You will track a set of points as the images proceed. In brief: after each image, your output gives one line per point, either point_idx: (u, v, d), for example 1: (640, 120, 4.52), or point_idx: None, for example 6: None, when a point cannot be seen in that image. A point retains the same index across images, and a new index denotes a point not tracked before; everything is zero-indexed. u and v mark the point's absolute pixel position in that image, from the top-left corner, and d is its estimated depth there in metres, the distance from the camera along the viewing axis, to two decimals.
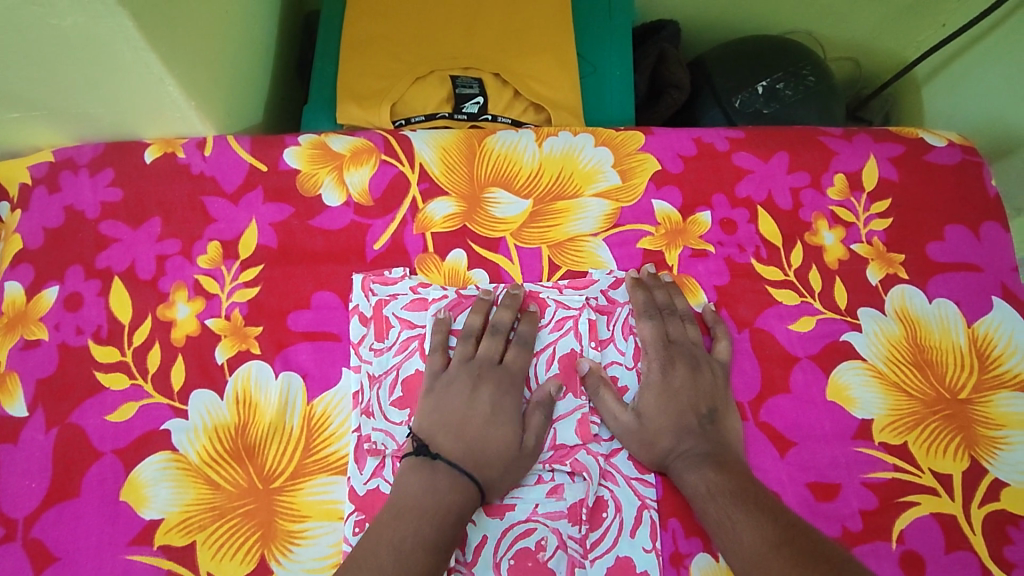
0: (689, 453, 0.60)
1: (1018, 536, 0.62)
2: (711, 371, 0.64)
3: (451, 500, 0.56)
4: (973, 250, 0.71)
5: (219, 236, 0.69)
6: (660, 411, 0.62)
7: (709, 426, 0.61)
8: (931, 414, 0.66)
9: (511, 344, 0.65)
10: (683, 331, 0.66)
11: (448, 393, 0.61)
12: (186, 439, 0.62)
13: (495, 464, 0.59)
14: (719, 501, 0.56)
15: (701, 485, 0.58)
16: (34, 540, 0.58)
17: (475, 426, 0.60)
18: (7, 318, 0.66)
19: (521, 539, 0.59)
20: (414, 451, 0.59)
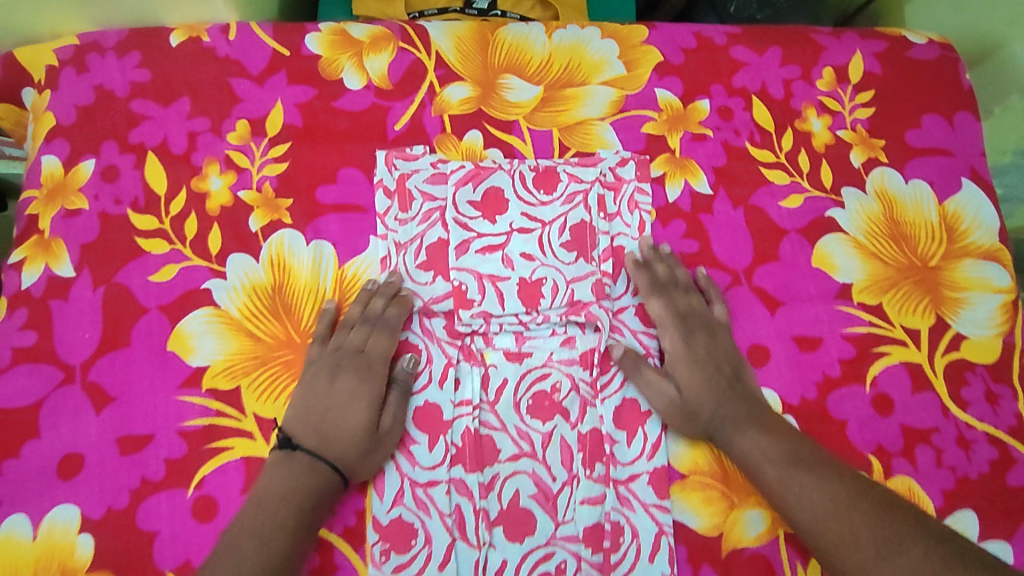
0: (735, 420, 0.64)
1: (973, 379, 0.70)
2: (724, 333, 0.69)
3: (308, 485, 0.59)
4: (948, 136, 0.77)
5: (246, 115, 0.72)
6: (695, 391, 0.65)
7: (741, 389, 0.66)
8: (903, 279, 0.73)
9: (374, 330, 0.66)
10: (694, 299, 0.69)
11: (310, 387, 0.64)
12: (226, 296, 0.67)
13: (350, 447, 0.61)
14: (774, 453, 0.62)
15: (757, 446, 0.62)
16: (92, 383, 0.64)
17: (340, 415, 0.63)
18: (47, 189, 0.69)
19: (539, 383, 0.67)
20: (278, 446, 0.61)
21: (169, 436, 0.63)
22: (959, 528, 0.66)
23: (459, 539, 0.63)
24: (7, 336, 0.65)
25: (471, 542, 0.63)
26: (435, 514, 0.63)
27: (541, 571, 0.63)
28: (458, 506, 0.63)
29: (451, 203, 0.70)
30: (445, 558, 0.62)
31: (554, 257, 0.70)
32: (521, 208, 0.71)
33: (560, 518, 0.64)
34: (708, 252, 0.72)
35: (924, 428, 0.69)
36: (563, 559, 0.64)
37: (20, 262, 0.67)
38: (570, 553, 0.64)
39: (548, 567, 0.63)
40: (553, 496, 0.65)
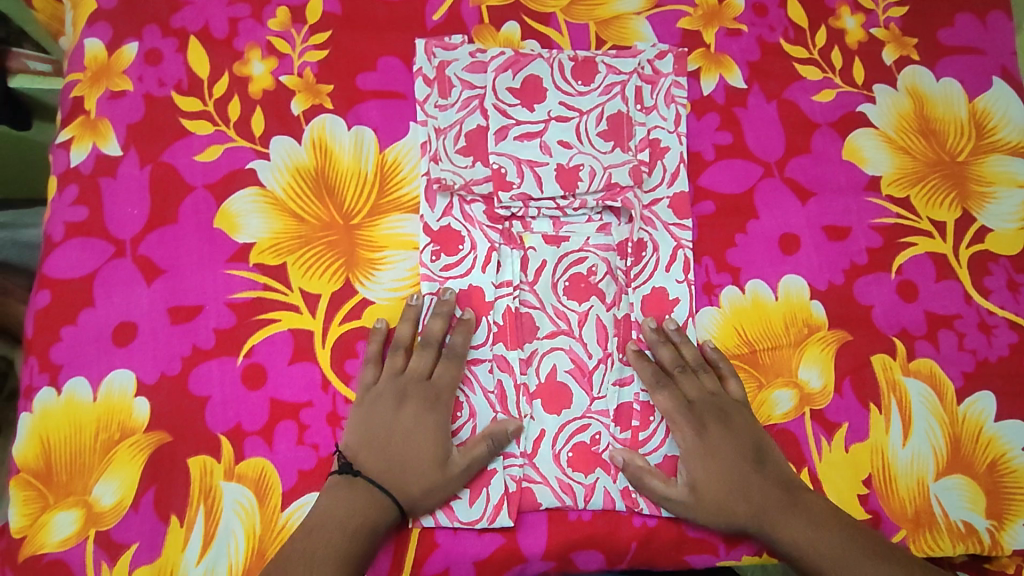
0: (773, 511, 0.61)
1: (996, 269, 0.72)
2: (739, 411, 0.65)
3: (368, 514, 0.58)
4: (979, 35, 0.78)
5: (287, 3, 0.73)
6: (717, 487, 0.62)
7: (769, 477, 0.62)
8: (932, 174, 0.74)
9: (441, 359, 0.64)
10: (703, 384, 0.65)
11: (374, 415, 0.62)
12: (272, 177, 0.68)
13: (416, 481, 0.60)
14: (823, 548, 0.59)
15: (802, 539, 0.60)
16: (142, 256, 0.66)
17: (401, 452, 0.61)
18: (91, 71, 0.70)
19: (575, 266, 0.69)
20: (338, 470, 0.60)
21: (218, 307, 0.65)
22: (978, 407, 0.68)
23: (500, 412, 0.64)
24: (59, 212, 0.67)
25: (512, 414, 0.64)
26: (476, 388, 0.65)
27: (577, 441, 0.65)
28: (499, 380, 0.65)
29: (490, 90, 0.70)
30: (489, 427, 0.64)
31: (591, 145, 0.70)
32: (559, 98, 0.71)
33: (595, 394, 0.66)
34: (742, 143, 0.73)
35: (948, 314, 0.71)
36: (599, 431, 0.65)
37: (67, 141, 0.68)
38: (605, 426, 0.65)
39: (583, 437, 0.65)
40: (588, 371, 0.66)
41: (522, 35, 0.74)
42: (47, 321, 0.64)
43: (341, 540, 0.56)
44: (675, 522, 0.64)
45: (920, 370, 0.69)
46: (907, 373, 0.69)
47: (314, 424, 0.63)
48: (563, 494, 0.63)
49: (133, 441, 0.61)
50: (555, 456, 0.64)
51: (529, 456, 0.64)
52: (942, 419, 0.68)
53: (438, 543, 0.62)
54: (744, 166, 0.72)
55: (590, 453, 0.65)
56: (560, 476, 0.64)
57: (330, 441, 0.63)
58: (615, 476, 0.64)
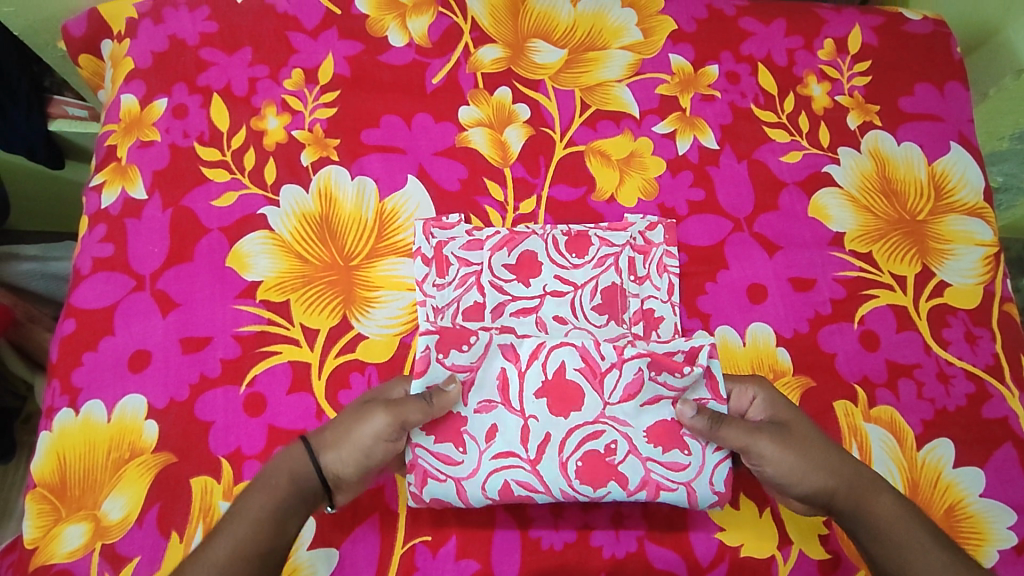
0: (865, 485, 0.62)
1: (954, 321, 0.77)
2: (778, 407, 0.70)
3: (304, 477, 0.60)
4: (938, 104, 0.85)
5: (301, 65, 0.81)
6: (800, 443, 0.64)
7: (858, 461, 0.65)
8: (894, 231, 0.79)
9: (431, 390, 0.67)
10: (762, 398, 0.67)
11: (347, 414, 0.63)
12: (280, 221, 0.75)
13: (337, 449, 0.61)
14: (910, 531, 0.60)
15: (893, 514, 0.61)
16: (160, 290, 0.72)
17: (340, 451, 0.60)
18: (125, 123, 0.78)
19: (590, 441, 0.65)
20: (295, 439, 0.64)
21: (225, 339, 0.71)
22: (936, 454, 0.71)
23: (500, 404, 0.65)
24: (88, 248, 0.74)
25: (514, 409, 0.65)
26: (469, 406, 0.65)
27: (589, 449, 0.65)
28: (502, 369, 0.65)
29: (487, 267, 0.73)
30: (490, 433, 0.65)
31: (586, 319, 0.72)
32: (554, 271, 0.73)
33: (606, 399, 0.65)
34: (713, 200, 0.79)
35: (908, 363, 0.75)
36: (614, 441, 0.65)
37: (100, 185, 0.76)
38: (621, 436, 0.65)
39: (596, 447, 0.65)
40: (600, 373, 0.65)
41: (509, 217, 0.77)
42: (71, 347, 0.70)
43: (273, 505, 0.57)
44: (644, 554, 0.66)
45: (880, 417, 0.72)
46: (868, 419, 0.72)
47: None
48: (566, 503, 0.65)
49: (141, 460, 0.66)
50: (562, 465, 0.64)
51: (532, 461, 0.65)
52: (902, 464, 0.71)
53: (417, 566, 0.65)
54: (714, 221, 0.78)
55: (602, 464, 0.65)
56: (565, 487, 0.64)
57: None
58: (621, 353, 0.65)
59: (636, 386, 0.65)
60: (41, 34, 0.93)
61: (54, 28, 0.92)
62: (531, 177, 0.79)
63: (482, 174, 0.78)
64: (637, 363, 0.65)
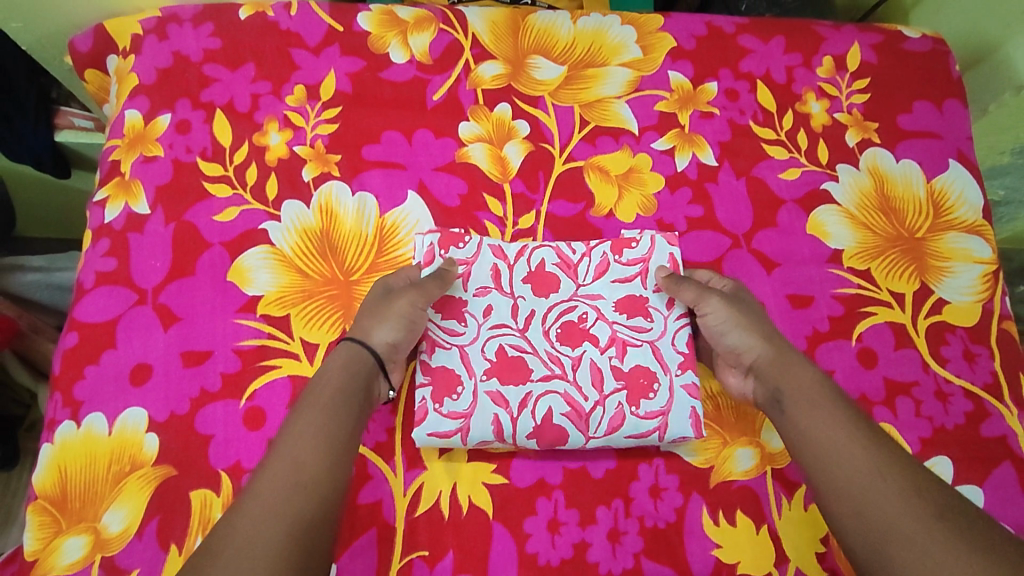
0: (790, 361, 0.65)
1: (952, 339, 0.77)
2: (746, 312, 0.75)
3: (351, 366, 0.62)
4: (937, 121, 0.86)
5: (303, 81, 0.82)
6: (754, 318, 0.68)
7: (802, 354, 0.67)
8: (892, 248, 0.80)
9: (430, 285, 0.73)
10: (732, 282, 0.72)
11: (373, 298, 0.68)
12: (281, 236, 0.76)
13: (374, 322, 0.65)
14: (825, 400, 0.61)
15: (812, 387, 0.63)
16: (162, 304, 0.73)
17: (376, 324, 0.65)
18: (129, 138, 0.79)
19: (566, 314, 0.73)
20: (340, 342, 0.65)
21: (226, 353, 0.71)
22: (935, 473, 0.71)
23: (494, 288, 0.73)
24: (91, 262, 0.75)
25: (504, 291, 0.73)
26: (469, 292, 0.73)
27: (565, 320, 0.72)
28: (494, 265, 0.74)
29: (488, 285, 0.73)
30: (486, 310, 0.72)
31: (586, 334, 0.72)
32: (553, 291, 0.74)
33: (580, 281, 0.74)
34: (712, 216, 0.79)
35: (906, 381, 0.75)
36: (585, 311, 0.73)
37: (104, 200, 0.77)
38: (591, 307, 0.73)
39: (571, 317, 0.73)
40: (573, 264, 0.75)
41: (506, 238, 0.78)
42: (73, 360, 0.71)
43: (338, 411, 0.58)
44: (640, 570, 0.66)
45: None
46: None
47: None
48: (551, 363, 0.70)
49: (141, 473, 0.67)
50: (545, 332, 0.72)
51: (521, 329, 0.72)
52: None
53: None
54: (713, 237, 0.78)
55: (577, 330, 0.72)
56: (549, 348, 0.71)
57: None
58: (590, 245, 0.76)
59: (604, 267, 0.75)
60: (47, 49, 0.94)
61: (60, 43, 0.93)
62: (530, 194, 0.79)
63: (481, 190, 0.79)
64: (601, 248, 0.75)
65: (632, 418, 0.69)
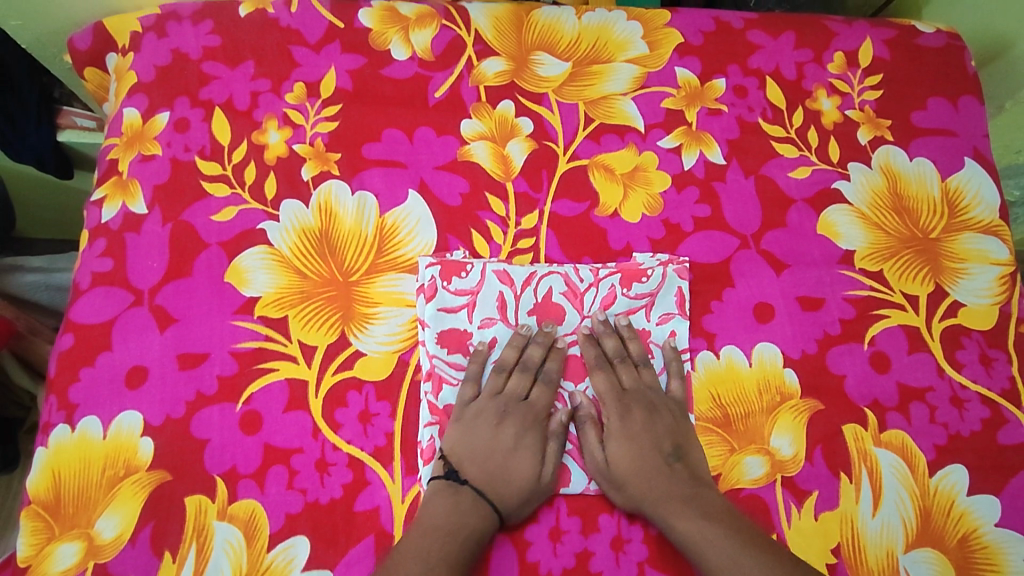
0: (671, 503, 0.64)
1: (968, 343, 0.74)
2: (668, 406, 0.70)
3: (476, 524, 0.62)
4: (952, 118, 0.84)
5: (304, 78, 0.80)
6: (625, 460, 0.67)
7: (686, 482, 0.66)
8: (905, 249, 0.77)
9: (537, 381, 0.70)
10: (613, 408, 0.69)
11: (494, 451, 0.67)
12: (280, 236, 0.74)
13: (514, 491, 0.65)
14: (711, 551, 0.61)
15: (695, 534, 0.62)
16: (158, 305, 0.71)
17: (511, 497, 0.65)
18: (127, 137, 0.78)
19: (570, 347, 0.72)
20: (443, 476, 0.65)
21: (223, 356, 0.70)
22: (950, 480, 0.69)
23: (499, 320, 0.72)
24: (88, 262, 0.74)
25: (510, 323, 0.72)
26: (474, 323, 0.72)
27: (569, 353, 0.72)
28: (501, 292, 0.72)
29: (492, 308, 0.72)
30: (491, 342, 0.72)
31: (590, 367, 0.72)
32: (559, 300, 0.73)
33: (586, 313, 0.73)
34: (720, 216, 0.77)
35: (920, 386, 0.72)
36: None
37: (101, 199, 0.76)
38: None
39: (575, 351, 0.73)
40: (581, 293, 0.73)
41: (504, 255, 0.75)
42: (69, 362, 0.70)
43: (450, 546, 0.60)
44: None
45: (891, 442, 0.70)
46: (878, 444, 0.70)
47: (303, 470, 0.66)
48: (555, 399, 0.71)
49: (135, 478, 0.66)
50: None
51: None
52: (913, 491, 0.68)
53: None
54: (721, 238, 0.76)
55: (580, 364, 0.72)
56: (552, 384, 0.71)
57: (318, 486, 0.66)
58: (598, 274, 0.74)
59: (611, 299, 0.73)
60: (48, 47, 0.93)
61: (60, 42, 0.92)
62: (534, 193, 0.77)
63: (484, 190, 0.77)
64: (609, 280, 0.73)
65: None
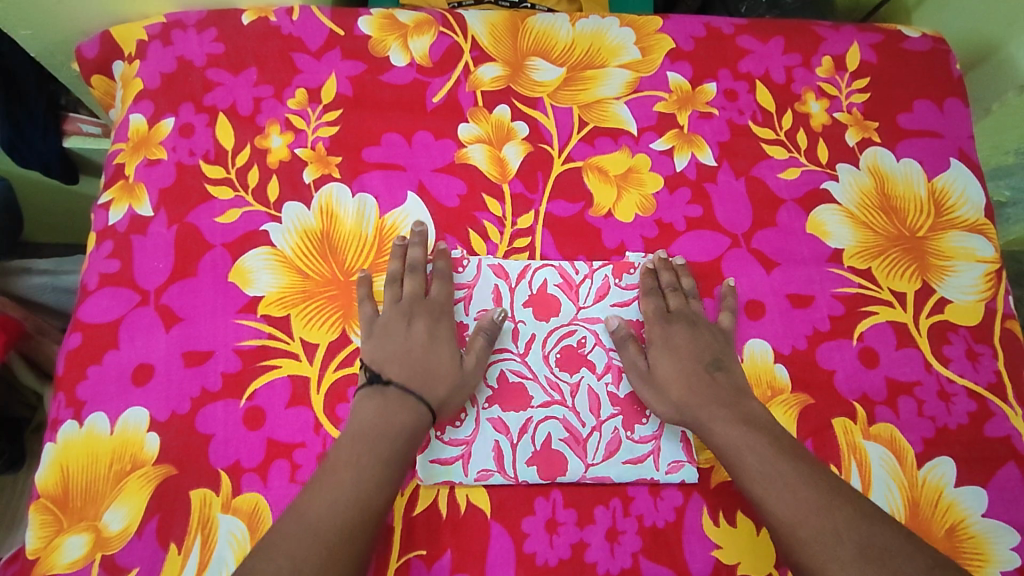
0: (711, 408, 0.67)
1: (955, 339, 0.76)
2: (709, 326, 0.73)
3: (406, 420, 0.65)
4: (938, 120, 0.86)
5: (305, 85, 0.83)
6: (671, 371, 0.70)
7: (727, 391, 0.69)
8: (893, 247, 0.79)
9: (431, 279, 0.73)
10: (661, 327, 0.73)
11: (410, 349, 0.69)
12: (282, 238, 0.76)
13: (441, 383, 0.68)
14: (749, 455, 0.63)
15: (733, 437, 0.65)
16: (164, 304, 0.73)
17: (438, 390, 0.67)
18: (133, 142, 0.81)
19: (565, 339, 0.73)
20: (369, 382, 0.67)
21: (227, 354, 0.72)
22: (938, 472, 0.70)
23: (495, 312, 0.74)
24: (96, 263, 0.76)
25: (505, 315, 0.74)
26: (470, 315, 0.74)
27: (565, 344, 0.73)
28: (496, 286, 0.75)
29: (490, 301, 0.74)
30: None
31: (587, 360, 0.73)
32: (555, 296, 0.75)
33: (580, 304, 0.75)
34: (711, 216, 0.79)
35: (908, 381, 0.74)
36: (584, 336, 0.74)
37: (108, 202, 0.79)
38: (590, 332, 0.74)
39: (570, 341, 0.73)
40: (576, 285, 0.75)
41: (501, 254, 0.77)
42: (76, 360, 0.72)
43: (380, 448, 0.62)
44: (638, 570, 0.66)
45: (880, 435, 0.72)
46: (867, 437, 0.71)
47: (305, 464, 0.68)
48: (551, 389, 0.71)
49: (142, 472, 0.67)
50: (545, 357, 0.72)
51: (522, 354, 0.72)
52: (902, 483, 0.70)
53: None
54: (712, 237, 0.78)
55: (576, 355, 0.73)
56: (549, 374, 0.72)
57: None
58: (591, 266, 0.76)
59: (604, 290, 0.76)
60: (55, 56, 0.96)
61: (67, 50, 0.95)
62: (529, 194, 0.79)
63: (481, 191, 0.79)
64: (603, 271, 0.76)
65: (627, 442, 0.70)
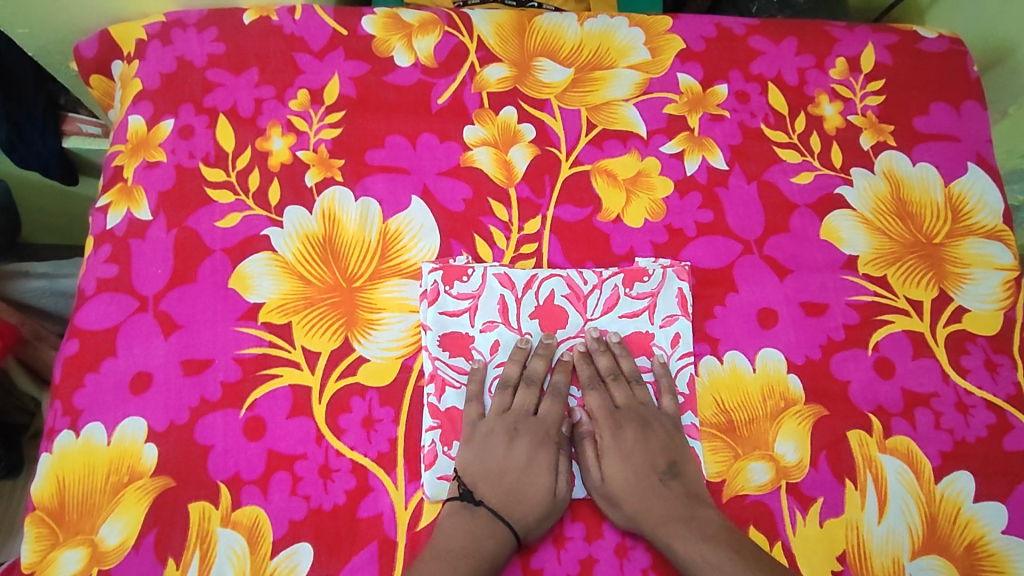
0: (670, 526, 0.63)
1: (973, 349, 0.74)
2: (661, 421, 0.69)
3: (491, 547, 0.62)
4: (955, 123, 0.84)
5: (307, 85, 0.81)
6: (624, 481, 0.66)
7: (684, 501, 0.65)
8: (908, 254, 0.77)
9: (548, 394, 0.70)
10: (608, 429, 0.68)
11: (501, 464, 0.66)
12: (284, 243, 0.75)
13: (531, 513, 0.64)
14: (715, 574, 0.60)
15: (696, 556, 0.62)
16: (162, 311, 0.72)
17: (529, 518, 0.64)
18: (132, 144, 0.79)
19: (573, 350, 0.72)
20: (459, 497, 0.65)
21: (227, 362, 0.70)
22: (956, 487, 0.68)
23: (501, 323, 0.72)
24: (93, 268, 0.74)
25: (512, 326, 0.72)
26: (476, 326, 0.72)
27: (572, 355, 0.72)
28: (502, 296, 0.73)
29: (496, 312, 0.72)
30: (495, 347, 0.71)
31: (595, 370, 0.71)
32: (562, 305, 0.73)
33: (588, 315, 0.73)
34: (722, 221, 0.77)
35: (925, 392, 0.72)
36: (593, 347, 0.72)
37: (106, 206, 0.77)
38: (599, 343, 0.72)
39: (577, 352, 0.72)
40: (583, 296, 0.73)
41: (507, 260, 0.75)
42: (73, 368, 0.70)
43: (462, 567, 0.60)
44: None
45: (896, 448, 0.70)
46: (883, 450, 0.70)
47: (307, 476, 0.66)
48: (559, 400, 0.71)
49: (139, 484, 0.66)
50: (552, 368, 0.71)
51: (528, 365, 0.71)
52: (919, 498, 0.68)
53: None
54: (724, 243, 0.76)
55: None
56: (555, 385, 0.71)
57: (321, 492, 0.66)
58: (601, 277, 0.74)
59: (614, 300, 0.73)
60: (54, 55, 0.94)
61: (66, 49, 0.93)
62: (536, 198, 0.78)
63: (487, 196, 0.77)
64: (613, 280, 0.74)
65: None
